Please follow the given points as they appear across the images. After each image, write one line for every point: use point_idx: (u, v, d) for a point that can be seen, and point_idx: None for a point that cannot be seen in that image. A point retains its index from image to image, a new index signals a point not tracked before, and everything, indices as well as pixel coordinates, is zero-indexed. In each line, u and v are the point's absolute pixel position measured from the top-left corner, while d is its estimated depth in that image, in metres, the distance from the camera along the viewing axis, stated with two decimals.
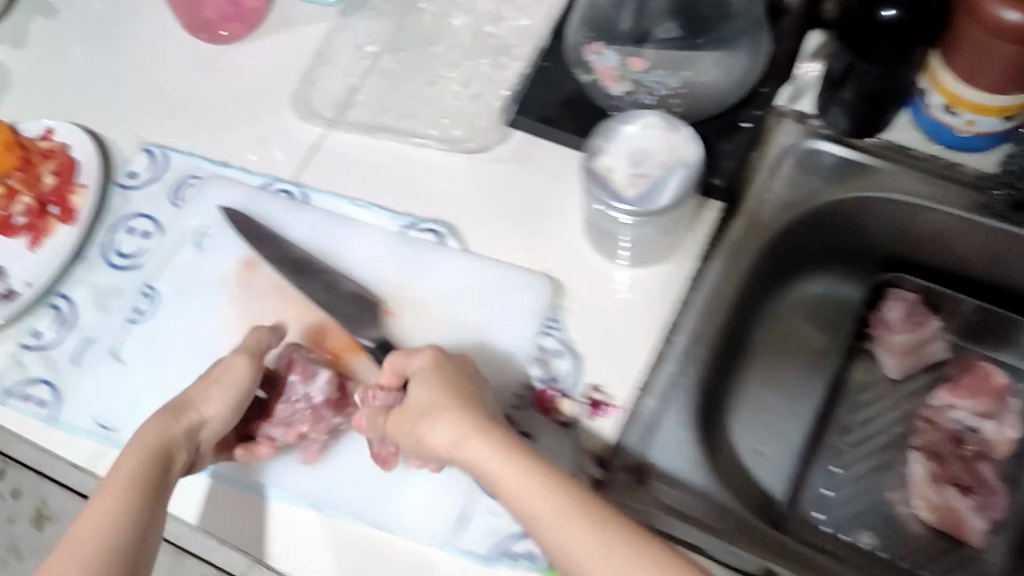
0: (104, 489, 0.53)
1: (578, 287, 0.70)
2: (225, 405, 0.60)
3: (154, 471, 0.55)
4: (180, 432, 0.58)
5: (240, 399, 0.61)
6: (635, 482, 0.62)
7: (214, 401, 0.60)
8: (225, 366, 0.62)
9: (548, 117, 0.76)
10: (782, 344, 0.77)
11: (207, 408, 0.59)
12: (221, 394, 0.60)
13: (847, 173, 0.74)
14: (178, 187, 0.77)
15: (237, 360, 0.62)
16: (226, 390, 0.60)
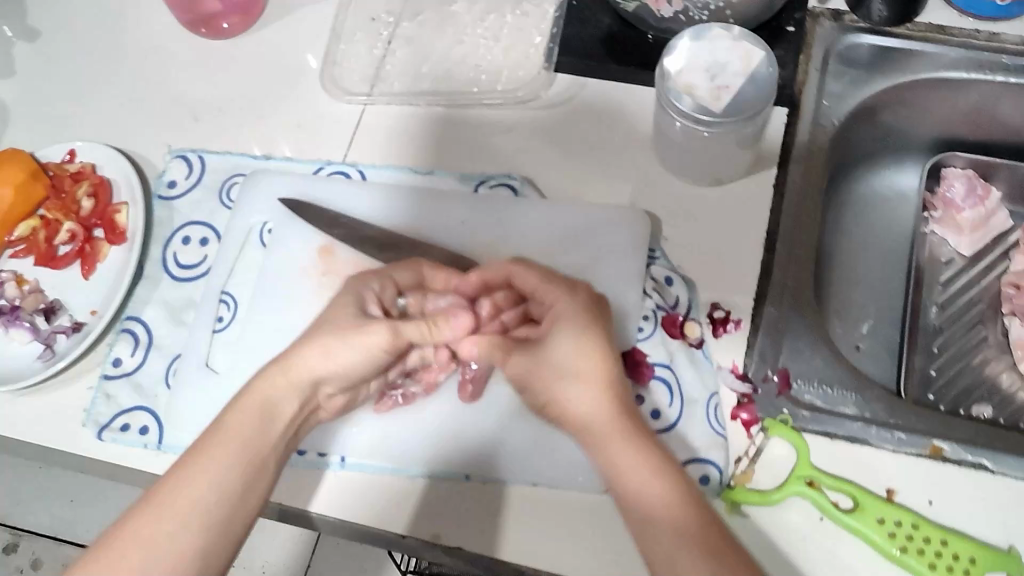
0: (205, 449, 0.51)
1: (667, 215, 0.69)
2: (346, 358, 0.57)
3: (253, 432, 0.53)
4: (294, 386, 0.56)
5: (364, 357, 0.57)
6: (778, 389, 0.62)
7: (344, 351, 0.57)
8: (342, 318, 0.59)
9: (593, 53, 0.75)
10: (852, 242, 0.80)
11: (312, 363, 0.56)
12: (347, 347, 0.57)
13: (889, 62, 0.74)
14: (225, 187, 0.73)
15: (377, 333, 0.57)
16: (347, 346, 0.57)
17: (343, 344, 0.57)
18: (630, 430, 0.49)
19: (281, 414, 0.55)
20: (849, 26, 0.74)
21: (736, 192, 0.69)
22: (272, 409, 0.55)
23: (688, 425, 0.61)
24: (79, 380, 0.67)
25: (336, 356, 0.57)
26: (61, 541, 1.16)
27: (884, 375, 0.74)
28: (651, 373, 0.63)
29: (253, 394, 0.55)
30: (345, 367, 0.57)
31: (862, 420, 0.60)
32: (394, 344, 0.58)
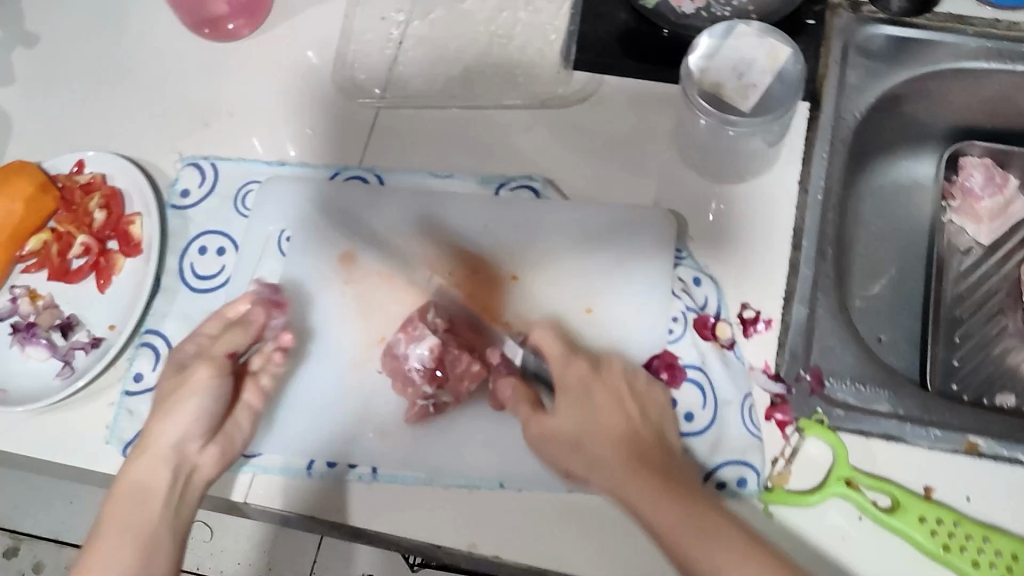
0: (98, 542, 0.54)
1: (695, 214, 0.68)
2: (166, 429, 0.59)
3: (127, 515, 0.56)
4: (138, 467, 0.58)
5: (185, 410, 0.60)
6: (811, 388, 0.62)
7: (161, 425, 0.59)
8: (160, 398, 0.61)
9: (609, 49, 0.74)
10: (871, 234, 0.80)
11: (159, 434, 0.59)
12: (171, 417, 0.59)
13: (905, 53, 0.74)
14: (239, 194, 0.72)
15: (201, 373, 0.61)
16: (167, 414, 0.60)
17: (165, 418, 0.59)
18: (650, 472, 0.54)
19: (158, 490, 0.57)
20: (867, 17, 0.74)
21: (763, 187, 0.68)
22: (143, 492, 0.57)
23: (723, 427, 0.60)
24: (100, 397, 0.65)
25: (168, 420, 0.59)
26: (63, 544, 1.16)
27: (908, 367, 0.74)
28: (683, 375, 0.62)
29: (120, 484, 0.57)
30: (193, 420, 0.60)
31: (895, 417, 0.61)
32: (223, 376, 0.62)
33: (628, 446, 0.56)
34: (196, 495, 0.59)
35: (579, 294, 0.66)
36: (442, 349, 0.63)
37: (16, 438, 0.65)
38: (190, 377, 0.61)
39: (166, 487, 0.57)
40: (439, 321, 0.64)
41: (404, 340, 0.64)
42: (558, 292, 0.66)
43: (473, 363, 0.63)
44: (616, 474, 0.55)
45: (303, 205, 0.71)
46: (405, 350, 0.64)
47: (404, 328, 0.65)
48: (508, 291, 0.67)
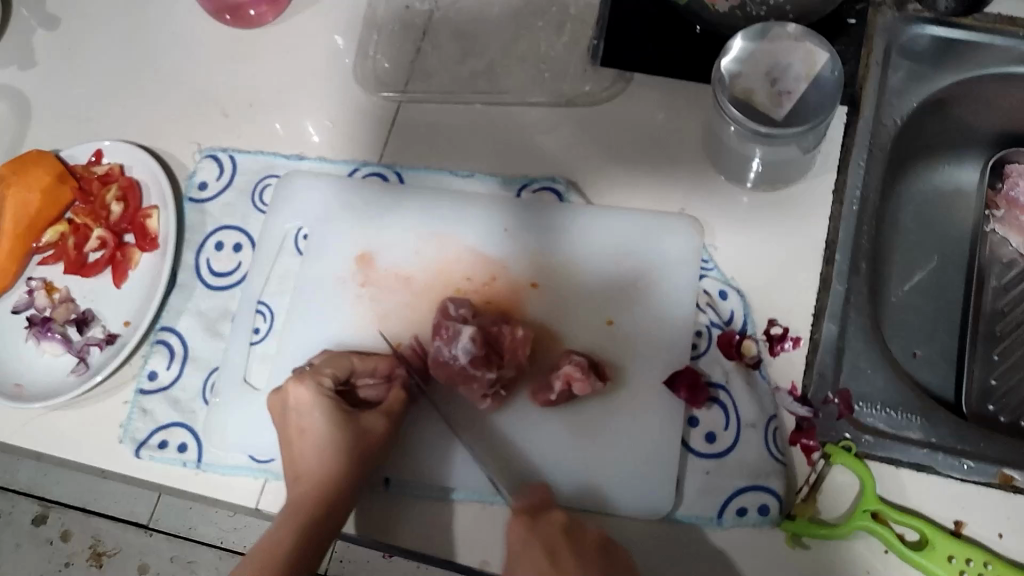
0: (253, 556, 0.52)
1: (721, 221, 0.67)
2: (346, 467, 0.56)
3: (293, 558, 0.52)
4: (315, 509, 0.54)
5: (364, 458, 0.57)
6: (839, 412, 0.59)
7: (334, 460, 0.56)
8: (325, 430, 0.57)
9: (638, 43, 0.71)
10: (909, 243, 0.76)
11: (336, 471, 0.56)
12: (345, 455, 0.56)
13: (953, 56, 0.70)
14: (258, 188, 0.71)
15: (375, 421, 0.58)
16: (343, 453, 0.56)
17: (340, 453, 0.56)
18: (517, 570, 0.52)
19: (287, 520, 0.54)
20: (913, 16, 0.70)
21: (792, 199, 0.66)
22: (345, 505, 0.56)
23: (745, 449, 0.58)
24: (114, 396, 0.65)
25: (347, 457, 0.56)
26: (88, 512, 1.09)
27: (942, 383, 0.71)
28: (708, 395, 0.60)
29: (274, 533, 0.53)
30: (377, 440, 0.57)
31: (928, 447, 0.58)
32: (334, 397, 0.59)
33: (476, 471, 0.58)
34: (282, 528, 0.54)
35: (599, 305, 0.64)
36: (482, 333, 0.59)
37: (31, 435, 0.65)
38: (352, 420, 0.58)
39: (289, 518, 0.54)
40: (465, 310, 0.62)
41: (445, 345, 0.60)
42: (579, 300, 0.64)
43: (517, 330, 0.61)
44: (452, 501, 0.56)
45: (322, 202, 0.69)
46: (447, 352, 0.60)
47: (438, 334, 0.61)
48: (526, 299, 0.65)
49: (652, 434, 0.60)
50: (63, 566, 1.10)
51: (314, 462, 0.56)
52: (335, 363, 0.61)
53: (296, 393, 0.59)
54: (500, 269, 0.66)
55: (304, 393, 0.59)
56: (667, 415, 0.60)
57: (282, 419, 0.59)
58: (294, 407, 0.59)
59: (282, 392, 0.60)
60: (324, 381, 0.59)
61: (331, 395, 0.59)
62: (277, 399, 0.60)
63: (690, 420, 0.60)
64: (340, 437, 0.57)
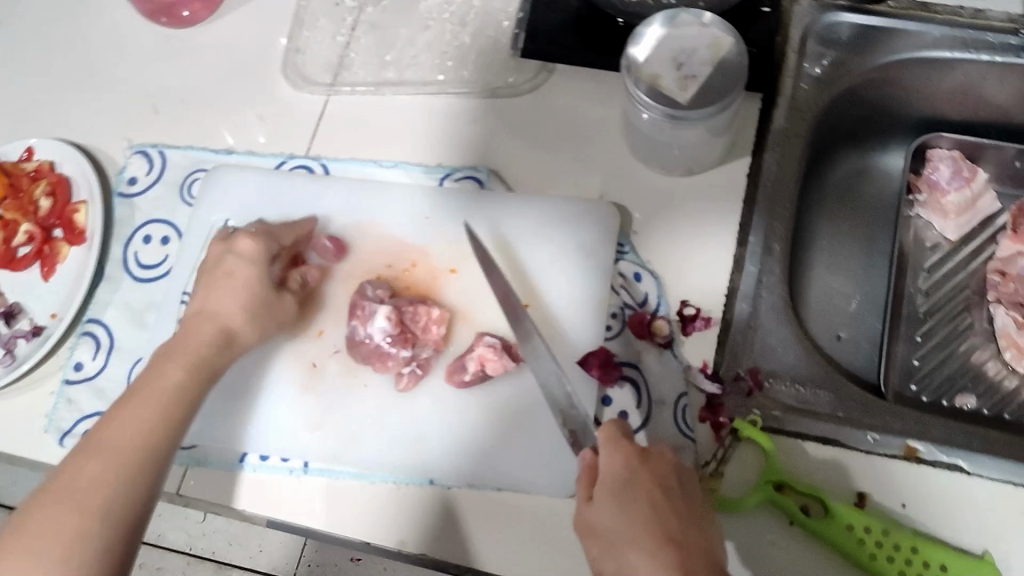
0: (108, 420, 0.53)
1: (639, 206, 0.68)
2: (244, 313, 0.60)
3: (141, 456, 0.52)
4: (204, 347, 0.58)
5: (268, 313, 0.61)
6: (749, 389, 0.60)
7: (240, 305, 0.60)
8: (254, 283, 0.61)
9: (558, 35, 0.72)
10: (836, 228, 0.78)
11: (235, 318, 0.60)
12: (245, 300, 0.61)
13: (869, 43, 0.71)
14: (186, 182, 0.72)
15: (290, 299, 0.63)
16: (250, 312, 0.60)
17: (247, 305, 0.61)
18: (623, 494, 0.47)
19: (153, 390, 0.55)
20: (828, 5, 0.71)
21: (708, 184, 0.68)
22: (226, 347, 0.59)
23: (655, 427, 0.60)
24: (40, 387, 0.66)
25: (251, 309, 0.60)
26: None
27: (867, 365, 0.72)
28: (621, 374, 0.61)
29: (127, 415, 0.53)
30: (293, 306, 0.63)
31: (834, 420, 0.59)
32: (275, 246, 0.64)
33: (658, 491, 0.47)
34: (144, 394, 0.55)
35: (517, 289, 0.65)
36: (398, 312, 0.62)
37: None
38: (275, 288, 0.62)
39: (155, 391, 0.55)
40: (382, 292, 0.64)
41: (360, 324, 0.63)
42: None
43: (432, 309, 0.63)
44: (611, 514, 0.46)
45: (249, 194, 0.70)
46: (363, 331, 0.63)
47: (354, 314, 0.64)
48: (445, 285, 0.65)
49: (567, 412, 0.60)
50: None
51: (225, 305, 0.60)
52: (263, 247, 0.63)
53: (244, 243, 0.63)
54: (421, 255, 0.67)
55: (248, 246, 0.62)
56: (581, 395, 0.61)
57: (215, 261, 0.63)
58: (224, 255, 0.63)
59: (229, 239, 0.63)
60: (274, 245, 0.64)
61: (269, 258, 0.63)
62: (218, 244, 0.64)
63: (603, 399, 0.61)
64: (259, 293, 0.61)
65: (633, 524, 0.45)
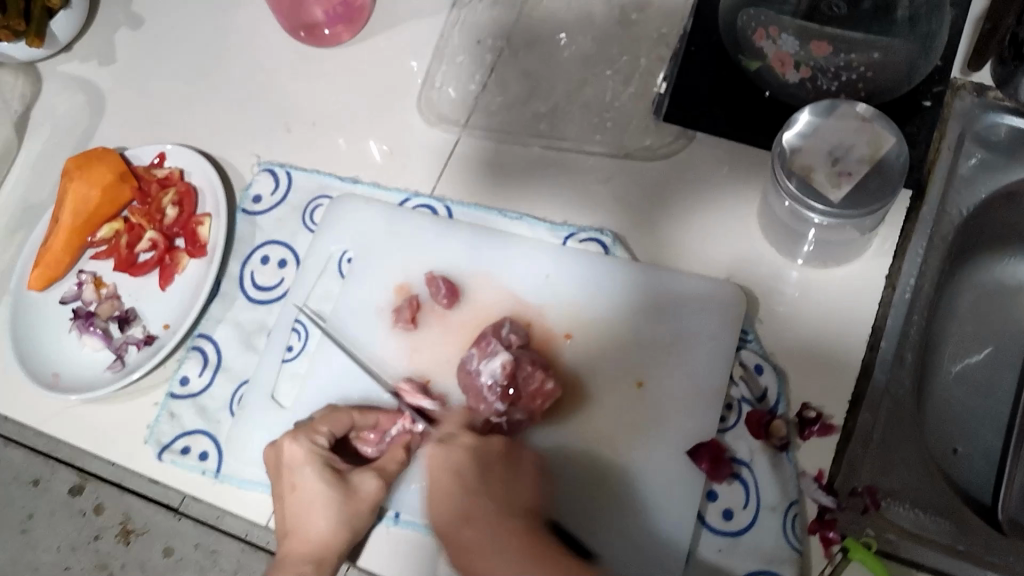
0: (297, 523, 0.57)
1: (767, 293, 0.65)
2: (338, 527, 0.57)
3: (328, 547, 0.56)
4: (307, 570, 0.56)
5: (354, 518, 0.57)
6: (865, 505, 0.57)
7: (324, 519, 0.57)
8: (322, 488, 0.57)
9: (700, 102, 0.69)
10: (963, 334, 0.73)
11: (326, 534, 0.56)
12: (340, 517, 0.57)
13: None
14: (309, 207, 0.72)
15: (367, 481, 0.58)
16: (336, 513, 0.57)
17: (328, 513, 0.57)
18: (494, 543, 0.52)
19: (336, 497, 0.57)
20: (992, 103, 0.67)
21: (844, 279, 0.64)
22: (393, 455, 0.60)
23: (761, 531, 0.57)
24: (146, 395, 0.67)
25: (339, 517, 0.57)
26: None
27: (982, 485, 0.68)
28: (730, 471, 0.59)
29: (304, 510, 0.57)
30: (430, 354, 0.65)
31: (952, 552, 0.56)
32: (410, 306, 0.66)
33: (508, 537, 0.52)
34: (362, 512, 0.57)
35: (632, 366, 0.63)
36: (516, 364, 0.60)
37: (64, 424, 0.67)
38: (346, 480, 0.58)
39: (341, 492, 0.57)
40: (514, 337, 0.63)
41: (478, 356, 0.62)
42: (613, 356, 0.63)
43: (547, 380, 0.59)
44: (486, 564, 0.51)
45: (370, 229, 0.69)
46: (477, 365, 0.61)
47: (477, 343, 0.62)
48: (559, 349, 0.64)
49: (670, 502, 0.59)
50: None
51: (307, 521, 0.57)
52: (331, 421, 0.60)
53: (290, 450, 0.59)
54: (537, 315, 0.65)
55: (298, 452, 0.59)
56: (685, 486, 0.59)
57: (275, 474, 0.59)
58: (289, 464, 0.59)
59: (276, 447, 0.60)
60: (318, 440, 0.59)
61: (327, 455, 0.59)
62: (271, 453, 0.60)
63: (708, 494, 0.59)
64: (333, 494, 0.57)
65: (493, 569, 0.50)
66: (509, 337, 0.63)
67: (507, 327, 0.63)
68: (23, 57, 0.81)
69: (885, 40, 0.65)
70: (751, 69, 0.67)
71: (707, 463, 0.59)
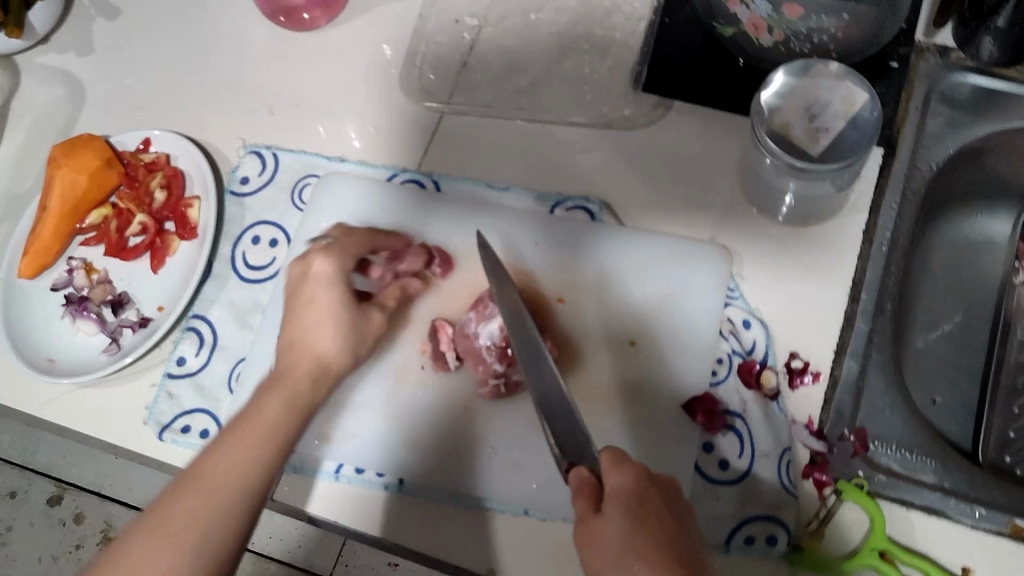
0: (292, 366, 0.58)
1: (750, 252, 0.67)
2: (338, 349, 0.59)
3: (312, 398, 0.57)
4: (302, 387, 0.57)
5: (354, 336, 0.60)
6: (854, 449, 0.59)
7: (332, 340, 0.59)
8: (336, 308, 0.59)
9: (676, 73, 0.72)
10: (936, 288, 0.76)
11: (335, 348, 0.59)
12: (342, 334, 0.59)
13: (981, 107, 0.69)
14: (298, 186, 0.73)
15: (374, 314, 0.62)
16: (342, 340, 0.59)
17: (336, 338, 0.59)
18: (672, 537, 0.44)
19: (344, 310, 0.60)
20: (955, 64, 0.70)
21: (824, 236, 0.66)
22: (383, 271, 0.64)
23: (757, 477, 0.58)
24: (143, 377, 0.67)
25: (347, 338, 0.60)
26: (103, 497, 1.01)
27: (960, 432, 0.70)
28: (724, 423, 0.60)
29: (307, 350, 0.59)
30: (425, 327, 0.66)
31: (939, 490, 0.58)
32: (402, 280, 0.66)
33: (671, 521, 0.46)
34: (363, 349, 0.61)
35: (625, 326, 0.65)
36: None
37: (59, 409, 0.67)
38: (354, 302, 0.60)
39: (344, 301, 0.60)
40: None
41: (475, 320, 0.63)
42: (606, 318, 0.65)
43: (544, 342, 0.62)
44: (619, 520, 0.45)
45: (358, 204, 0.71)
46: (475, 329, 0.63)
47: (475, 308, 0.64)
48: (553, 313, 0.66)
49: (668, 453, 0.60)
50: (75, 549, 1.04)
51: (314, 343, 0.59)
52: (356, 245, 0.63)
53: (320, 263, 0.61)
54: (528, 281, 0.67)
55: (325, 269, 0.60)
56: (681, 437, 0.61)
57: (295, 288, 0.61)
58: (313, 278, 0.61)
59: (303, 263, 0.62)
60: (346, 260, 0.61)
61: (349, 276, 0.61)
62: (297, 268, 0.62)
63: (704, 446, 0.60)
64: (344, 314, 0.60)
65: (647, 543, 0.44)
66: (503, 301, 0.64)
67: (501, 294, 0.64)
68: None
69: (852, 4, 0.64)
70: (726, 35, 0.69)
71: (701, 417, 0.61)
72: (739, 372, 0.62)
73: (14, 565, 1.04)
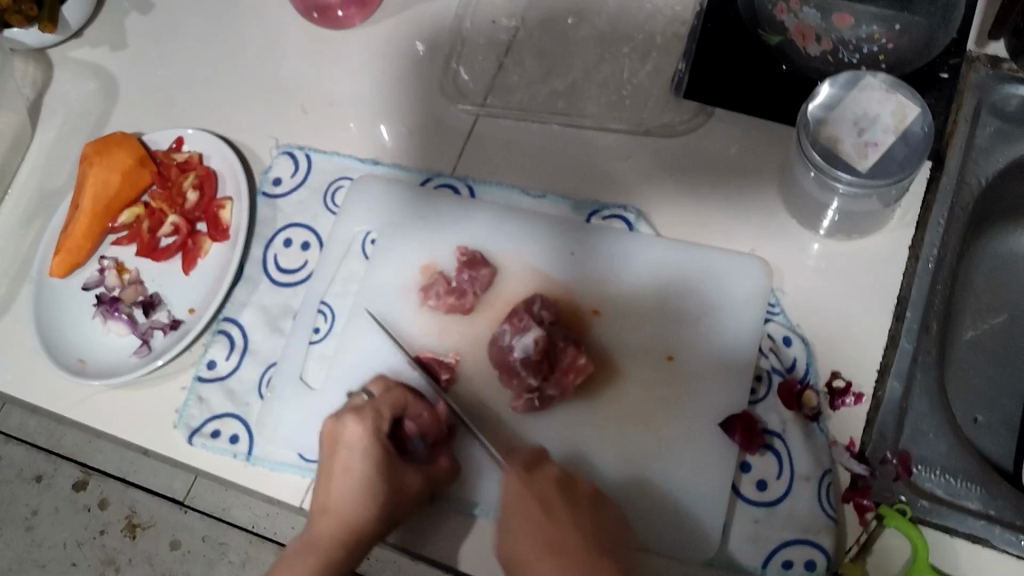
0: (319, 531, 0.55)
1: (791, 266, 0.65)
2: (379, 515, 0.55)
3: (339, 559, 0.54)
4: (334, 553, 0.54)
5: (396, 506, 0.56)
6: (897, 473, 0.57)
7: (368, 506, 0.55)
8: (369, 473, 0.56)
9: (717, 80, 0.70)
10: (979, 303, 0.74)
11: (367, 521, 0.55)
12: (384, 506, 0.55)
13: None
14: (330, 189, 0.72)
15: (414, 477, 0.57)
16: (379, 503, 0.55)
17: (375, 501, 0.55)
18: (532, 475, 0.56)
19: (384, 480, 0.56)
20: (1007, 75, 0.68)
21: (867, 250, 0.65)
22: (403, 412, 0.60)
23: (796, 499, 0.57)
24: (174, 379, 0.66)
25: (382, 507, 0.55)
26: (126, 482, 0.88)
27: (1001, 452, 0.68)
28: (762, 442, 0.59)
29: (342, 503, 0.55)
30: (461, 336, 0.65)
31: (983, 517, 0.56)
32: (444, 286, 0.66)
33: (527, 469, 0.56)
34: (404, 510, 0.56)
35: (662, 339, 0.63)
36: (548, 339, 0.60)
37: (90, 410, 0.67)
38: (393, 472, 0.56)
39: (378, 466, 0.56)
40: (547, 313, 0.62)
41: (510, 333, 0.62)
42: (643, 332, 0.64)
43: (580, 355, 0.60)
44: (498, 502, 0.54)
45: (392, 209, 0.70)
46: (510, 341, 0.62)
47: (509, 319, 0.62)
48: (589, 325, 0.65)
49: (704, 474, 0.59)
50: (98, 536, 0.89)
51: (347, 503, 0.55)
52: (390, 402, 0.59)
53: (351, 431, 0.57)
54: (564, 291, 0.66)
55: (356, 433, 0.57)
56: (717, 456, 0.59)
57: (329, 451, 0.58)
58: (345, 443, 0.57)
59: (337, 423, 0.58)
60: (383, 424, 0.58)
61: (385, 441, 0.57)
62: (331, 427, 0.58)
63: (742, 466, 0.59)
64: (381, 485, 0.55)
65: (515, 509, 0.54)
66: (539, 311, 0.62)
67: (539, 302, 0.63)
68: (32, 41, 0.81)
69: (905, 15, 0.67)
70: (772, 44, 0.69)
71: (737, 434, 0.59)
72: (783, 395, 0.60)
73: (35, 554, 0.92)
